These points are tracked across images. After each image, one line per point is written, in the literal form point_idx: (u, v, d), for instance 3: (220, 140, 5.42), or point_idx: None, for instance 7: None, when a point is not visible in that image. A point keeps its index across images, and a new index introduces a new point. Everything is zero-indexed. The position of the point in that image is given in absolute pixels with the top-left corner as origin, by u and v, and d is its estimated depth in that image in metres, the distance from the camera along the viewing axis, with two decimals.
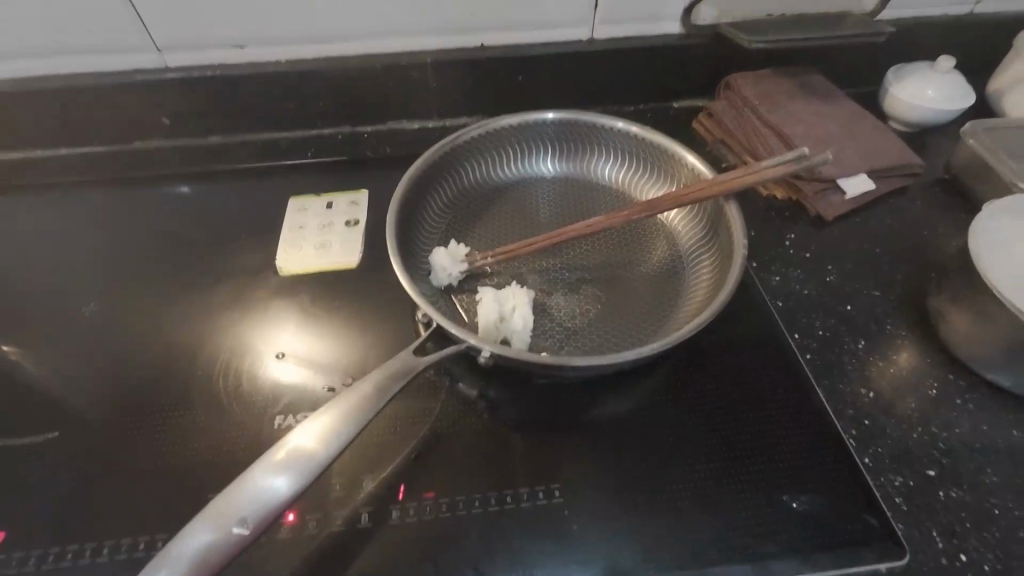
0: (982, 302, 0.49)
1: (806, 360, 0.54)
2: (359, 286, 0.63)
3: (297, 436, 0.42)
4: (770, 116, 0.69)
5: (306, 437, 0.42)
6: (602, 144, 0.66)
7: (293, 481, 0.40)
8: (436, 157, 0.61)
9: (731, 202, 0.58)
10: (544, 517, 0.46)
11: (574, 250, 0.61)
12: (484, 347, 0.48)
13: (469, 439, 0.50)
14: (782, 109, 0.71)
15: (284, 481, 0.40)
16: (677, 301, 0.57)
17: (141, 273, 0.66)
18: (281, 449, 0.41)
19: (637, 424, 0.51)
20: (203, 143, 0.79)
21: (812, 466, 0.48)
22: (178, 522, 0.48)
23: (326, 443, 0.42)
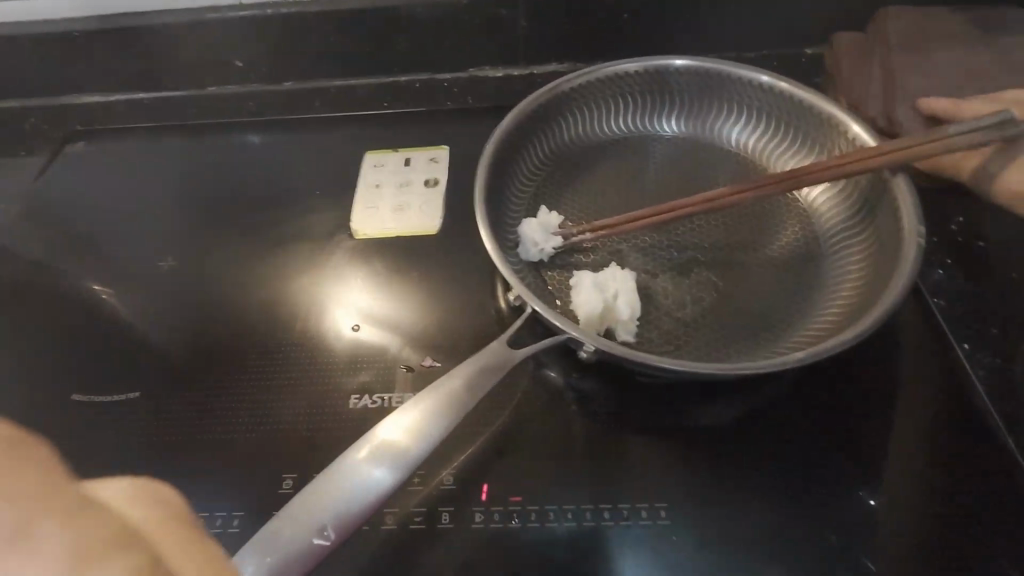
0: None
1: (979, 379, 0.44)
2: (438, 254, 0.57)
3: (385, 428, 0.39)
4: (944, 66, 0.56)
5: (395, 428, 0.38)
6: (725, 98, 0.55)
7: (380, 477, 0.37)
8: (531, 110, 0.54)
9: (899, 176, 0.47)
10: (649, 540, 0.40)
11: (687, 227, 0.53)
12: (587, 341, 0.42)
13: (561, 440, 0.44)
14: (956, 56, 0.56)
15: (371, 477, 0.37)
16: (815, 293, 0.48)
17: (216, 227, 0.63)
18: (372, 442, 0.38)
19: (760, 438, 0.44)
20: (276, 90, 0.74)
21: (978, 512, 0.40)
22: (248, 494, 0.45)
23: (422, 436, 0.38)
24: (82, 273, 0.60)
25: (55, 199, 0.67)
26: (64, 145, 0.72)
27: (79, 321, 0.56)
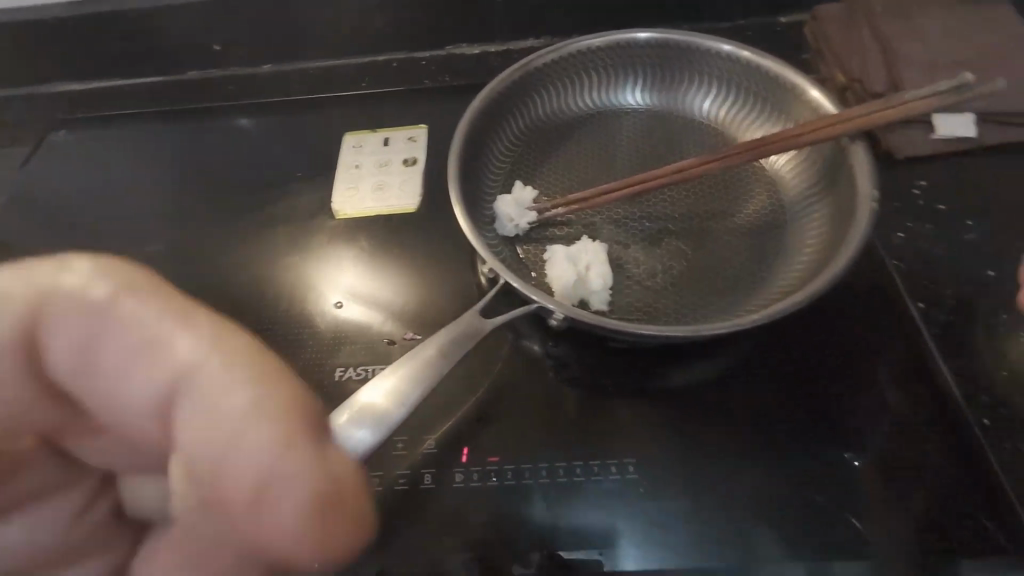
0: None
1: (934, 336, 0.46)
2: (417, 231, 0.59)
3: (368, 392, 0.40)
4: (908, 31, 0.57)
5: (378, 392, 0.40)
6: (693, 70, 0.56)
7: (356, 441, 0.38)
8: (502, 87, 0.55)
9: (859, 143, 0.48)
10: (616, 490, 0.42)
11: (659, 198, 0.54)
12: (555, 308, 0.43)
13: (537, 404, 0.47)
14: (920, 22, 0.58)
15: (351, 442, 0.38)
16: (779, 257, 0.50)
17: (201, 211, 0.64)
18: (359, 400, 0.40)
19: (727, 398, 0.46)
20: (255, 74, 0.75)
21: (934, 459, 0.41)
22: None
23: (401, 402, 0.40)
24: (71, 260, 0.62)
25: (40, 188, 0.68)
26: (46, 134, 0.73)
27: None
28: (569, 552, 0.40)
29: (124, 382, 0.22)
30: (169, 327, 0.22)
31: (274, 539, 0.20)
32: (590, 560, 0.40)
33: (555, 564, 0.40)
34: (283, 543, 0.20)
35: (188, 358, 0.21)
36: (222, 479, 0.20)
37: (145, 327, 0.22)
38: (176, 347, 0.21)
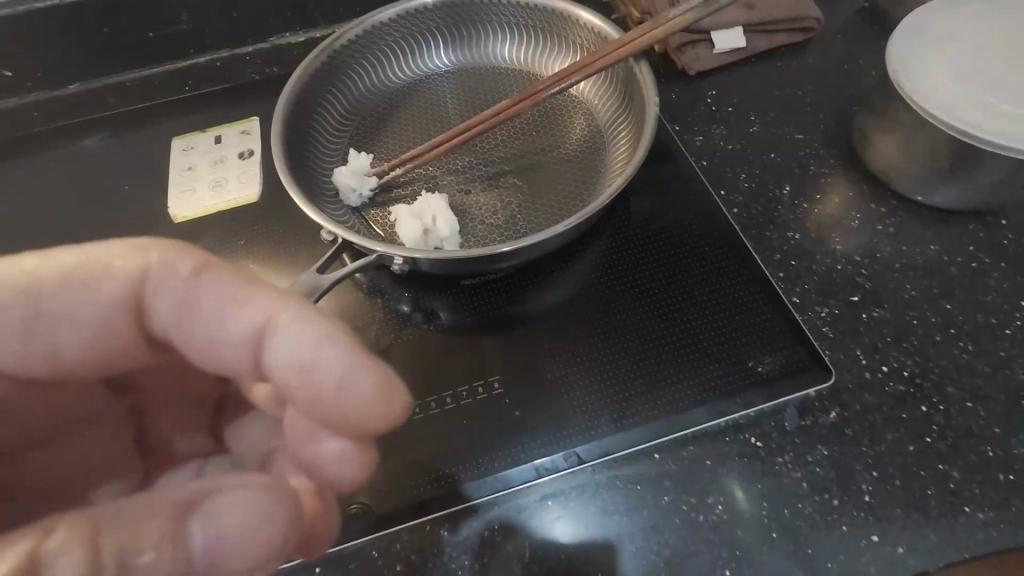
0: (905, 117, 0.48)
1: (732, 215, 0.53)
2: (264, 220, 0.58)
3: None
4: None
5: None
6: (495, 21, 0.60)
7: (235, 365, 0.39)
8: (316, 65, 0.55)
9: (642, 61, 0.54)
10: (488, 409, 0.44)
11: (490, 144, 0.58)
12: (396, 254, 0.45)
13: (405, 352, 0.48)
14: None
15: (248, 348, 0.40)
16: (599, 175, 0.55)
17: (22, 246, 0.60)
18: None
19: (577, 306, 0.49)
20: (62, 95, 0.70)
21: (755, 313, 0.47)
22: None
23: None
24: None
25: None
26: None
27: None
28: (452, 474, 0.42)
29: (286, 357, 0.30)
30: (327, 341, 0.30)
31: (324, 464, 0.32)
32: (470, 477, 0.42)
33: (438, 490, 0.41)
34: (331, 469, 0.32)
35: (332, 361, 0.30)
36: (335, 419, 0.30)
37: (308, 332, 0.30)
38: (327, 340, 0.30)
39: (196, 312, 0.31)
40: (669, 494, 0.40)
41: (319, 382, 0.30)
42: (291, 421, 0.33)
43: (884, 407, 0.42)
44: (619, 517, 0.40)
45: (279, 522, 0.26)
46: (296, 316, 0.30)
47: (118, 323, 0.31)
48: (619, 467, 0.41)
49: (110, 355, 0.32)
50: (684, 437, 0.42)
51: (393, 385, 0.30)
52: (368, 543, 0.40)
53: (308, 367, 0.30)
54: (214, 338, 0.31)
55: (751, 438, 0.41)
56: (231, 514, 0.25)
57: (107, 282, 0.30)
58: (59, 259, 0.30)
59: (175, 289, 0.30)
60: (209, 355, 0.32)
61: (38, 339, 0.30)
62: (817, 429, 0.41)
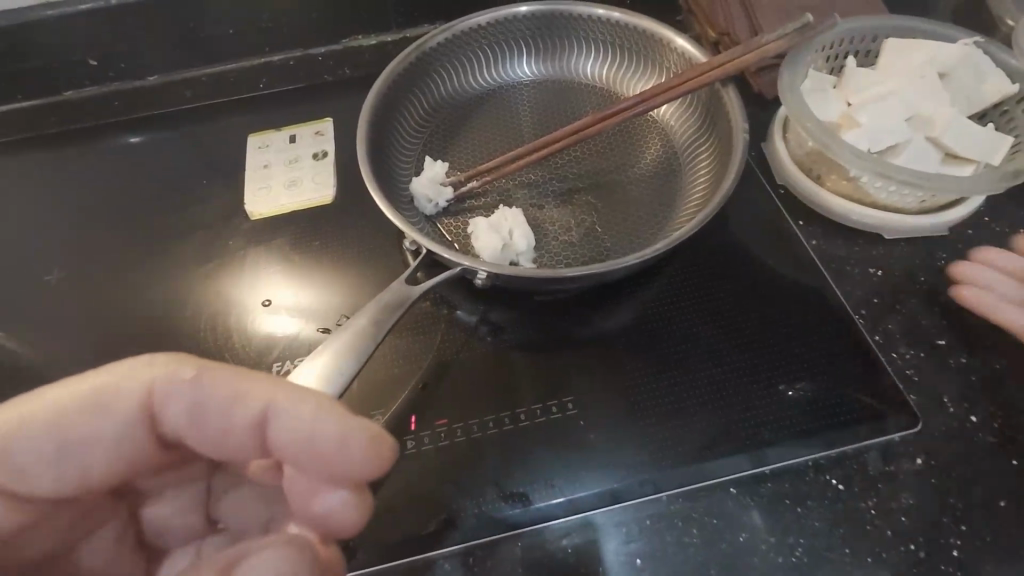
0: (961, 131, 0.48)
1: (812, 247, 0.52)
2: (336, 222, 0.59)
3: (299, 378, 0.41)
4: None
5: (311, 372, 0.40)
6: (577, 36, 0.60)
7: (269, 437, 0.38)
8: (401, 71, 0.55)
9: (730, 87, 0.53)
10: (559, 430, 0.44)
11: (565, 159, 0.57)
12: (480, 268, 0.46)
13: (478, 366, 0.48)
14: None
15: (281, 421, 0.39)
16: (676, 198, 0.55)
17: (100, 234, 0.61)
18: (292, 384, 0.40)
19: (651, 329, 0.49)
20: (141, 87, 0.71)
21: (836, 352, 0.46)
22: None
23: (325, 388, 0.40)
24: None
25: None
26: None
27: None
28: (524, 493, 0.42)
29: (290, 433, 0.33)
30: (319, 409, 0.33)
31: (327, 517, 0.34)
32: (541, 498, 0.41)
33: (509, 508, 0.41)
34: (335, 519, 0.34)
35: (328, 426, 0.32)
36: (332, 472, 0.33)
37: (303, 404, 0.32)
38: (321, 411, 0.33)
39: (203, 408, 0.33)
40: (746, 532, 0.39)
41: (315, 446, 0.32)
42: (291, 484, 0.35)
43: (973, 459, 0.41)
44: (694, 551, 0.39)
45: (300, 563, 0.30)
46: (291, 397, 0.33)
47: (129, 434, 0.32)
48: (694, 500, 0.41)
49: (123, 464, 0.33)
50: (762, 474, 0.41)
51: (381, 434, 0.33)
52: (440, 556, 0.40)
53: (307, 436, 0.32)
54: (219, 429, 0.33)
55: (833, 480, 0.41)
56: (262, 565, 0.29)
57: (120, 398, 0.32)
58: (74, 388, 0.31)
59: (177, 392, 0.32)
60: (214, 442, 0.34)
61: (59, 465, 0.31)
62: (901, 476, 0.40)
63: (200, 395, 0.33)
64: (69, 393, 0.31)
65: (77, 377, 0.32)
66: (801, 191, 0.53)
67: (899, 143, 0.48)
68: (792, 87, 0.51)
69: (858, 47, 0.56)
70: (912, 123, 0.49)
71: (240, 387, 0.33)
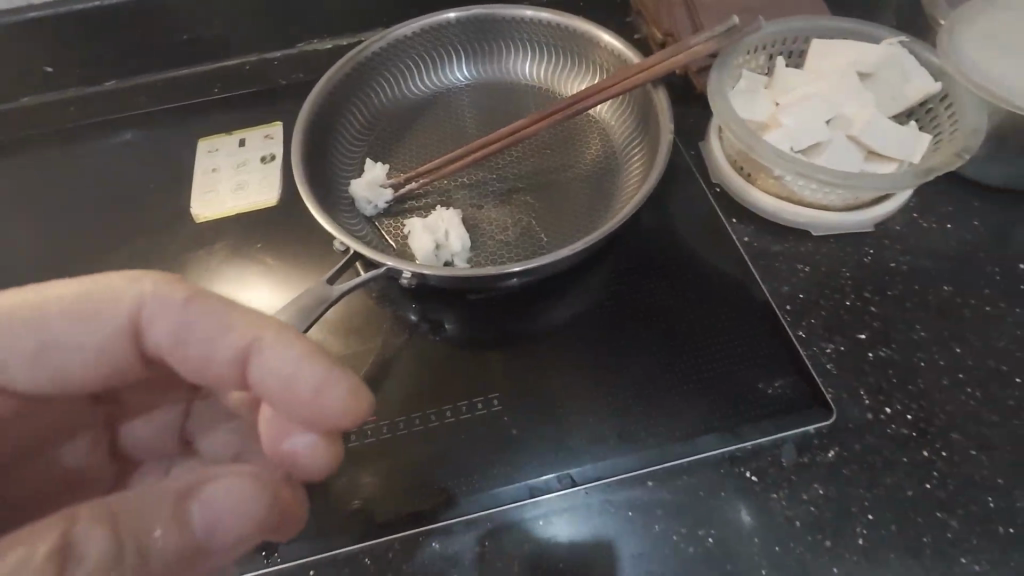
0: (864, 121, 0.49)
1: (743, 244, 0.53)
2: (281, 223, 0.60)
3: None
4: None
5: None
6: (517, 39, 0.61)
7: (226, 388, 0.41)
8: (341, 75, 0.56)
9: (661, 87, 0.54)
10: (485, 425, 0.45)
11: (505, 160, 0.58)
12: (405, 268, 0.46)
13: (409, 364, 0.49)
14: None
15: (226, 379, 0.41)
16: (611, 197, 0.56)
17: (52, 237, 0.62)
18: None
19: (580, 326, 0.50)
20: (98, 91, 0.72)
21: (756, 347, 0.47)
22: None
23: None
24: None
25: None
26: None
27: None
28: (445, 488, 0.42)
29: (272, 373, 0.35)
30: (301, 356, 0.35)
31: (300, 456, 0.36)
32: (462, 492, 0.42)
33: (430, 502, 0.42)
34: (306, 462, 0.36)
35: (309, 370, 0.34)
36: (308, 417, 0.35)
37: (288, 348, 0.35)
38: (303, 356, 0.35)
39: (189, 333, 0.35)
40: (660, 523, 0.40)
41: (295, 387, 0.34)
42: (268, 420, 0.37)
43: (884, 451, 0.42)
44: (608, 542, 0.40)
45: (256, 496, 0.31)
46: (274, 339, 0.35)
47: (111, 347, 0.35)
48: (611, 492, 0.42)
49: (105, 375, 0.36)
50: (679, 466, 0.42)
51: (359, 386, 0.35)
52: (360, 550, 0.41)
53: (289, 380, 0.35)
54: (203, 358, 0.35)
55: (746, 472, 0.41)
56: (221, 496, 0.30)
57: (111, 310, 0.34)
58: (66, 289, 0.34)
59: (167, 314, 0.35)
60: (198, 368, 0.36)
61: (43, 367, 0.33)
62: (814, 467, 0.41)
63: (192, 320, 0.35)
64: (60, 294, 0.34)
65: (71, 280, 0.34)
66: (734, 189, 0.54)
67: (821, 143, 0.48)
68: (721, 89, 0.51)
69: (788, 48, 0.56)
70: (834, 123, 0.49)
71: (229, 320, 0.35)
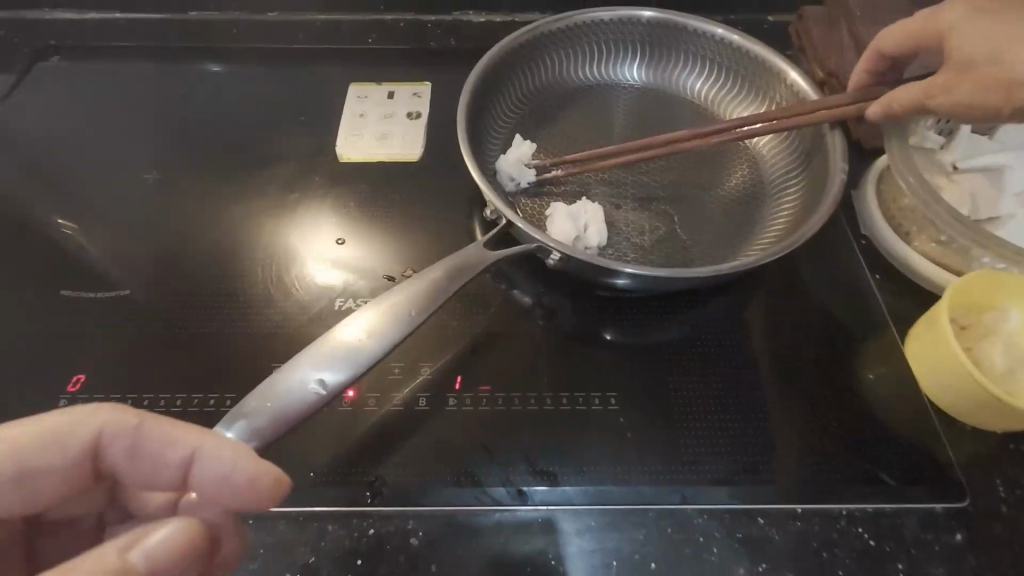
0: None
1: (885, 303, 0.51)
2: (416, 181, 0.61)
3: (349, 326, 0.42)
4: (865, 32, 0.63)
5: (355, 329, 0.42)
6: (690, 52, 0.60)
7: (329, 376, 0.40)
8: (513, 50, 0.57)
9: (835, 128, 0.53)
10: (599, 422, 0.45)
11: (652, 167, 0.58)
12: (555, 248, 0.46)
13: (528, 344, 0.49)
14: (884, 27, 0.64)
15: (328, 372, 0.40)
16: (756, 226, 0.54)
17: (198, 148, 0.65)
18: (339, 335, 0.42)
19: (705, 347, 0.49)
20: (260, 20, 0.75)
21: (888, 411, 0.45)
22: (228, 384, 0.49)
23: (380, 331, 0.42)
24: (56, 200, 0.61)
25: (21, 117, 0.67)
26: (38, 60, 0.72)
27: (54, 245, 0.58)
28: (552, 473, 0.42)
29: (206, 471, 0.34)
30: (237, 455, 0.33)
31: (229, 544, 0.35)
32: (568, 482, 0.42)
33: (534, 483, 0.42)
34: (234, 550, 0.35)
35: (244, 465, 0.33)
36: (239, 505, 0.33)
37: (226, 447, 0.33)
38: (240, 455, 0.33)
39: (138, 452, 0.34)
40: (765, 563, 0.39)
41: (231, 482, 0.33)
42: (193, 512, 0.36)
43: (1016, 548, 0.40)
44: (709, 568, 0.39)
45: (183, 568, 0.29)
46: (214, 440, 0.34)
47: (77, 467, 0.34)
48: (718, 520, 0.41)
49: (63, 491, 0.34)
50: (792, 511, 0.41)
51: (283, 478, 0.34)
52: (461, 514, 0.41)
53: (224, 474, 0.33)
54: (153, 464, 0.35)
55: (864, 534, 0.40)
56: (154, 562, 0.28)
57: (68, 439, 0.33)
58: (28, 426, 0.33)
59: (122, 435, 0.34)
60: (145, 476, 0.36)
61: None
62: (937, 547, 0.39)
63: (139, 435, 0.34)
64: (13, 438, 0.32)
65: (28, 418, 0.33)
66: (886, 246, 0.52)
67: (1001, 217, 0.47)
68: (906, 141, 0.49)
69: None
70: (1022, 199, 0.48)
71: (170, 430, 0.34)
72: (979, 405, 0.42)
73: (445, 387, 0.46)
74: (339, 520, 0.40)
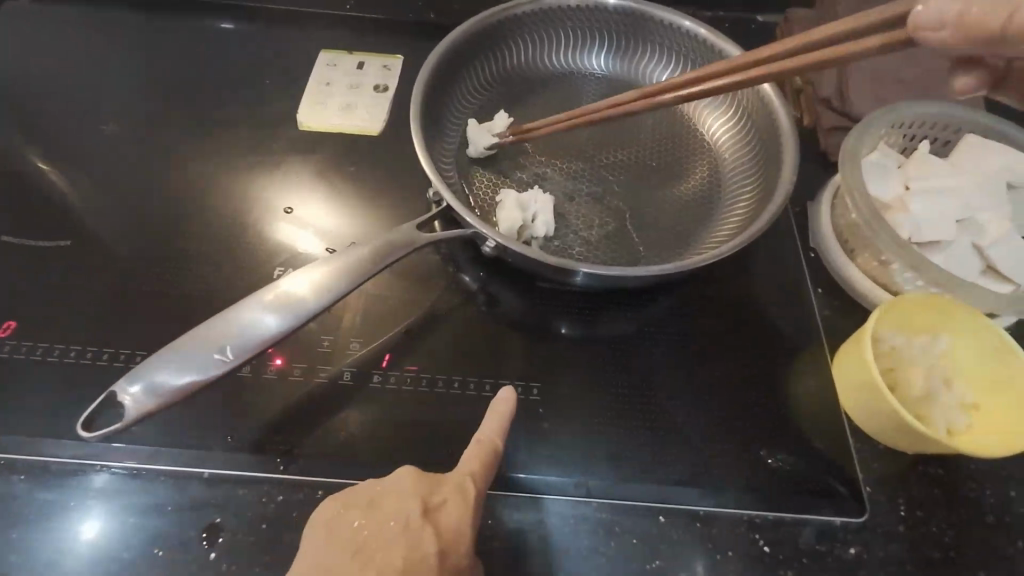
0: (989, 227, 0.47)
1: (822, 317, 0.51)
2: (377, 155, 0.61)
3: (292, 282, 0.43)
4: None
5: (304, 282, 0.42)
6: (662, 45, 0.59)
7: (240, 339, 0.40)
8: (480, 29, 0.56)
9: (791, 136, 0.52)
10: (519, 410, 0.45)
11: (609, 159, 0.57)
12: (490, 236, 0.46)
13: (461, 328, 0.49)
14: None
15: (250, 327, 0.41)
16: (704, 229, 0.54)
17: (161, 102, 0.64)
18: (282, 286, 0.42)
19: (636, 344, 0.49)
20: None
21: (805, 424, 0.46)
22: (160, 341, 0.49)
23: (318, 297, 0.42)
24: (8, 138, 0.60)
25: None
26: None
27: None
28: None
29: None
30: None
31: None
32: None
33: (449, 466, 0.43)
34: None
35: None
36: None
37: None
38: None
39: None
40: (661, 560, 0.40)
41: None
42: None
43: (906, 565, 0.41)
44: (607, 561, 0.40)
45: None
46: None
47: None
48: (622, 515, 0.42)
49: None
50: (695, 512, 0.42)
51: None
52: None
53: None
54: None
55: (760, 541, 0.41)
56: None
57: None
58: None
59: None
60: None
61: None
62: (829, 558, 0.41)
63: None
64: None
65: None
66: (831, 260, 0.52)
67: (943, 242, 0.47)
68: (857, 154, 0.49)
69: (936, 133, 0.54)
70: (964, 224, 0.47)
71: None
72: (890, 425, 0.43)
73: (373, 364, 0.47)
74: (253, 485, 0.42)
